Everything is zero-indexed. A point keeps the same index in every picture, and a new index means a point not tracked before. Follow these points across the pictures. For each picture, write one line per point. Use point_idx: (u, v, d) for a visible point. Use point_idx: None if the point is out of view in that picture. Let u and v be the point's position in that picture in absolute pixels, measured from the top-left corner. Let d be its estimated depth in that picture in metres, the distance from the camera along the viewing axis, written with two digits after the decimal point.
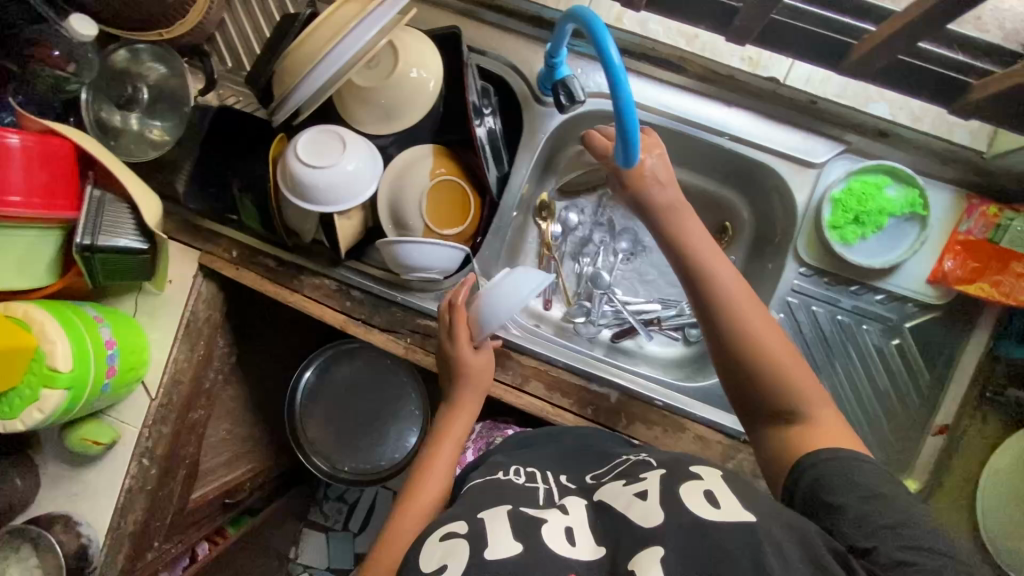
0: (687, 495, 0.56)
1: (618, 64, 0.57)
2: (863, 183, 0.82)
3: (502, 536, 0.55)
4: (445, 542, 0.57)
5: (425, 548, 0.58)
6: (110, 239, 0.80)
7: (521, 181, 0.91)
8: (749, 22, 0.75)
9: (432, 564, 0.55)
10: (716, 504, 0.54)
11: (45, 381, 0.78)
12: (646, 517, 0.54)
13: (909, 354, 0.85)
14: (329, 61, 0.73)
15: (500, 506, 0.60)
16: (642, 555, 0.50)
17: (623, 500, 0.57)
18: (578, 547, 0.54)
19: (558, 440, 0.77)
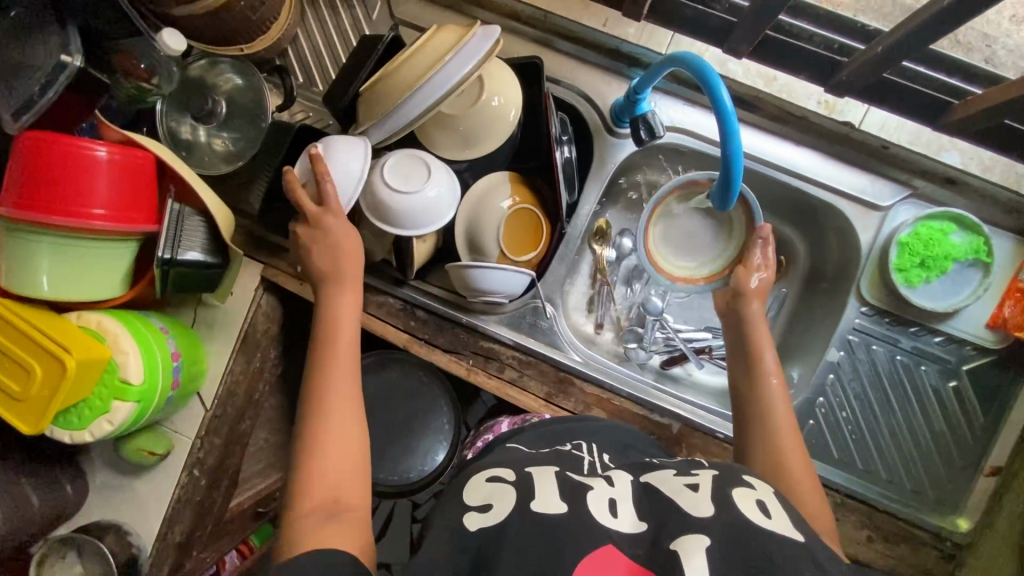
0: (740, 499, 0.55)
1: (729, 108, 0.62)
2: (929, 229, 0.84)
3: (551, 493, 0.57)
4: (492, 483, 0.60)
5: (469, 485, 0.62)
6: (187, 254, 0.80)
7: (589, 209, 0.92)
8: (853, 78, 0.78)
9: (478, 500, 0.58)
10: (768, 515, 0.53)
11: (117, 394, 0.78)
12: (697, 508, 0.53)
13: (965, 396, 0.87)
14: (431, 86, 0.74)
15: (547, 467, 0.63)
16: (688, 537, 0.50)
17: (673, 487, 0.58)
18: (620, 520, 0.54)
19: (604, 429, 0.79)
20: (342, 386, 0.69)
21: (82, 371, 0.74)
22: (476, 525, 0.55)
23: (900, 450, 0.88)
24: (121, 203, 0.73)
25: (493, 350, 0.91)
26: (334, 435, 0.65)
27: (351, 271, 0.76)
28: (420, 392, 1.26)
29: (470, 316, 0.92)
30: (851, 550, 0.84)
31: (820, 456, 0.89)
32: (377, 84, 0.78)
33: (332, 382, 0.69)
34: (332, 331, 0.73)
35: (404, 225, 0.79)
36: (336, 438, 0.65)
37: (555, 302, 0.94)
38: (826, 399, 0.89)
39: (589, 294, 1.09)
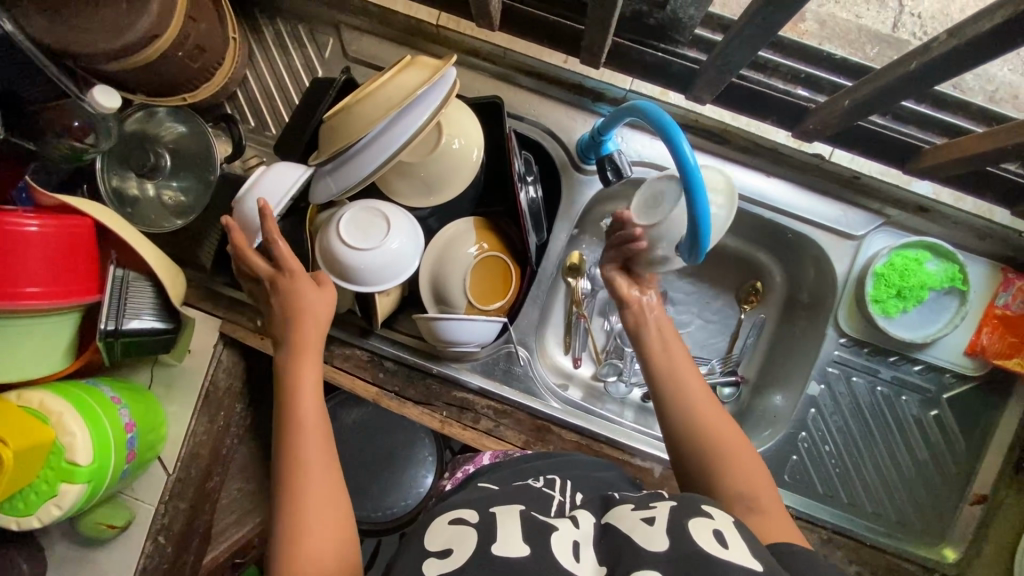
0: (697, 529, 0.51)
1: (692, 159, 0.60)
2: (904, 258, 0.83)
3: (511, 535, 0.53)
4: (453, 526, 0.57)
5: (429, 532, 0.57)
6: (133, 322, 0.75)
7: (560, 248, 0.89)
8: (822, 126, 0.77)
9: (437, 546, 0.54)
10: (726, 545, 0.50)
11: (64, 476, 0.73)
12: (652, 542, 0.50)
13: (946, 424, 0.86)
14: (394, 133, 0.70)
15: (512, 506, 0.59)
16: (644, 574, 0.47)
17: (631, 521, 0.53)
18: (580, 564, 0.50)
19: (583, 465, 0.76)
20: (313, 458, 0.63)
21: (24, 458, 0.69)
22: (434, 571, 0.51)
23: (885, 482, 0.87)
24: (55, 276, 0.68)
25: (467, 399, 0.88)
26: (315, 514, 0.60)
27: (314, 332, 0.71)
28: (402, 427, 1.20)
29: (440, 365, 0.89)
30: None
31: (806, 492, 0.87)
32: (330, 136, 0.72)
33: (303, 457, 0.63)
34: (297, 400, 0.67)
35: (365, 282, 0.75)
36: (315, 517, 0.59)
37: (528, 345, 0.90)
38: (808, 433, 0.88)
39: (565, 329, 1.07)
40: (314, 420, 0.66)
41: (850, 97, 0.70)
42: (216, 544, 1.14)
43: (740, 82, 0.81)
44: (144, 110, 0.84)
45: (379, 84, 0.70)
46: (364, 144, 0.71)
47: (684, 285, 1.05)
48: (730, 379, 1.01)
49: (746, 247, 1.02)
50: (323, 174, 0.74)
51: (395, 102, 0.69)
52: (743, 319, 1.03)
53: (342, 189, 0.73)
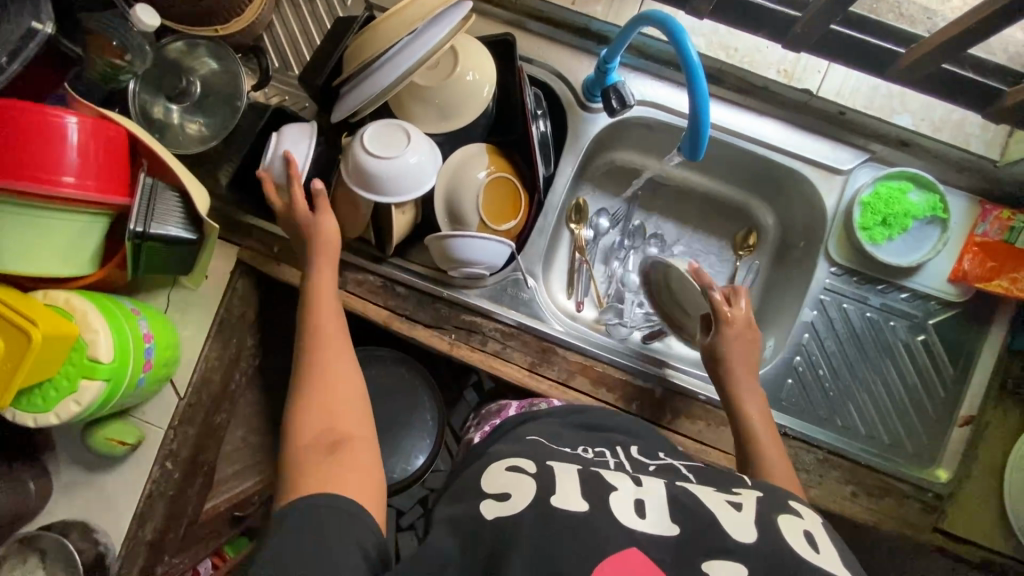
0: (786, 528, 0.54)
1: (696, 62, 0.65)
2: (888, 188, 0.88)
3: (574, 493, 0.57)
4: (514, 478, 0.61)
5: (489, 477, 0.62)
6: (162, 228, 0.79)
7: (566, 181, 0.95)
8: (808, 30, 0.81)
9: (494, 489, 0.60)
10: (816, 548, 0.52)
11: (85, 373, 0.75)
12: (739, 533, 0.52)
13: (933, 349, 0.90)
14: (409, 53, 0.76)
15: (569, 467, 0.63)
16: (720, 562, 0.50)
17: (715, 501, 0.57)
18: (649, 519, 0.54)
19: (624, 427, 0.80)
20: (347, 365, 0.72)
21: (49, 345, 0.71)
22: (492, 513, 0.56)
23: (877, 405, 0.90)
24: (90, 173, 0.72)
25: (475, 323, 0.91)
26: (343, 402, 0.67)
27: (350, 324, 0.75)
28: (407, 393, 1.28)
29: (450, 290, 0.92)
30: (837, 506, 0.86)
31: (802, 415, 0.90)
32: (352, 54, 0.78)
33: (336, 350, 0.73)
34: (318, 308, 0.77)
35: (383, 190, 0.79)
36: (345, 401, 0.67)
37: (535, 274, 0.94)
38: (803, 357, 0.91)
39: (571, 273, 1.10)
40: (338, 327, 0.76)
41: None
42: (216, 493, 1.14)
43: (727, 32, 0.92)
44: (183, 42, 0.89)
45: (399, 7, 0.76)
46: (383, 60, 0.77)
47: (680, 233, 1.12)
48: None
49: (740, 194, 1.07)
50: (346, 94, 0.80)
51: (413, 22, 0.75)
52: (738, 264, 1.08)
53: (362, 105, 0.79)
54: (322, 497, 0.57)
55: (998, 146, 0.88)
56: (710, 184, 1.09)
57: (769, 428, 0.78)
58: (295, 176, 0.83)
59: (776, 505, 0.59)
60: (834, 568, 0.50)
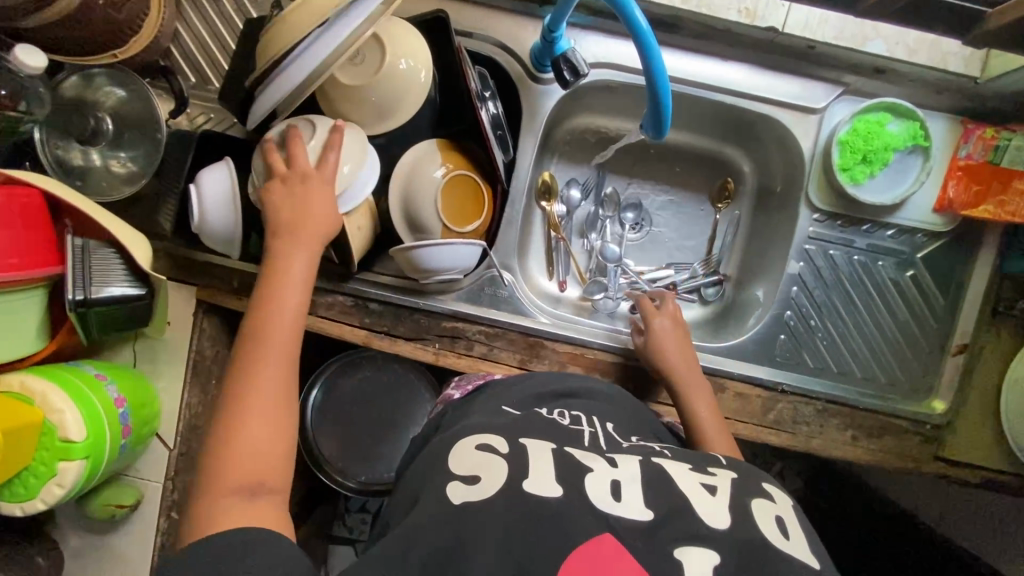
0: (756, 510, 0.57)
1: (645, 27, 0.58)
2: (866, 122, 0.84)
3: (546, 473, 0.58)
4: (481, 452, 0.61)
5: (457, 449, 0.63)
6: (105, 290, 0.73)
7: (529, 163, 0.89)
8: None
9: (463, 471, 0.59)
10: (785, 534, 0.55)
11: (60, 455, 0.72)
12: (714, 517, 0.55)
13: (923, 283, 0.88)
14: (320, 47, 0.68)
15: (544, 441, 0.64)
16: (703, 551, 0.52)
17: (689, 484, 0.59)
18: (626, 503, 0.56)
19: (601, 394, 0.80)
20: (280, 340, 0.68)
21: (14, 437, 0.68)
22: (459, 497, 0.56)
23: (871, 347, 0.90)
24: (9, 248, 0.66)
25: (458, 328, 0.88)
26: (256, 424, 0.62)
27: (305, 230, 0.71)
28: (402, 384, 1.21)
29: (426, 299, 0.88)
30: (837, 451, 0.88)
31: (797, 368, 0.90)
32: (262, 52, 0.71)
33: (260, 374, 0.65)
34: (279, 275, 0.71)
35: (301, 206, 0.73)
36: (257, 425, 0.62)
37: (512, 268, 0.90)
38: (794, 311, 0.90)
39: (549, 253, 1.06)
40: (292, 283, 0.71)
41: None
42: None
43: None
44: (77, 75, 0.80)
45: None
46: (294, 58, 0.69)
47: (656, 193, 1.07)
48: (713, 279, 1.05)
49: (714, 143, 1.03)
50: (261, 96, 0.72)
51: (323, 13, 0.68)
52: (718, 218, 1.05)
53: (287, 107, 0.74)
54: (239, 530, 0.55)
55: (978, 62, 0.84)
56: (681, 137, 1.03)
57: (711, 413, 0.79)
58: (230, 232, 0.78)
59: (749, 487, 0.61)
60: (801, 555, 0.54)
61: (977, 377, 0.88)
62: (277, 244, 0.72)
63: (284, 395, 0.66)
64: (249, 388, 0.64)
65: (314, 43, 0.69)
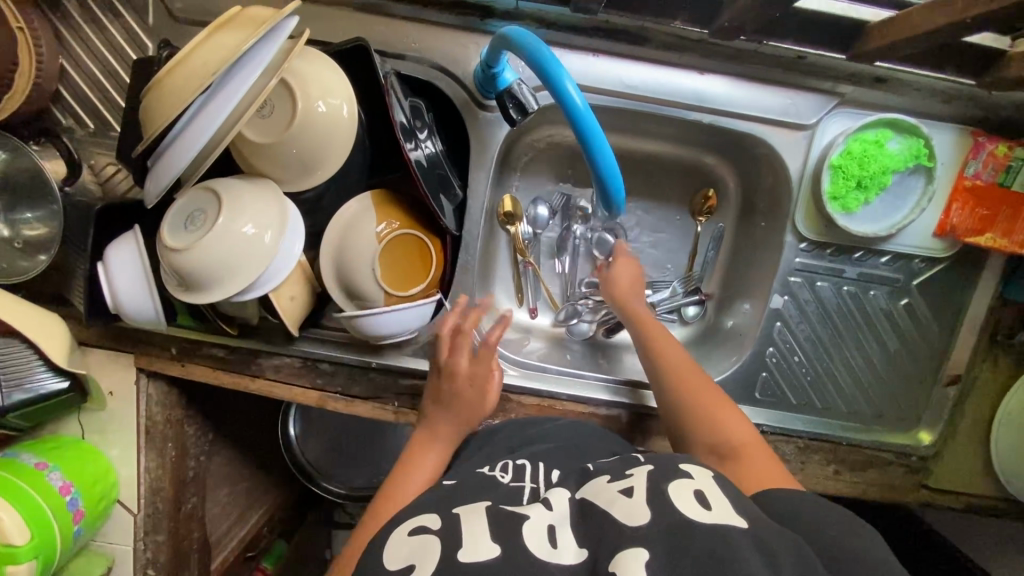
0: (675, 494, 0.48)
1: (581, 106, 0.50)
2: (862, 142, 0.74)
3: (479, 535, 0.48)
4: (416, 535, 0.50)
5: (391, 540, 0.51)
6: (17, 394, 0.69)
7: (481, 204, 0.78)
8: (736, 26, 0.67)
9: (399, 562, 0.48)
10: (708, 505, 0.47)
11: (6, 560, 0.70)
12: (630, 515, 0.46)
13: (916, 312, 0.82)
14: (213, 115, 0.57)
15: (478, 502, 0.53)
16: (626, 553, 0.43)
17: (605, 497, 0.50)
18: (561, 550, 0.47)
19: (565, 435, 0.69)
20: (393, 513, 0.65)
21: None
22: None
23: (857, 381, 0.84)
24: None
25: (417, 385, 0.82)
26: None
27: (469, 411, 0.72)
28: None
29: (380, 358, 0.82)
30: (819, 488, 0.82)
31: (779, 406, 0.83)
32: (144, 125, 0.59)
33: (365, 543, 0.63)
34: (420, 451, 0.71)
35: (219, 288, 0.65)
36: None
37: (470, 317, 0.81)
38: (776, 347, 0.83)
39: (516, 282, 0.96)
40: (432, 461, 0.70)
41: None
42: (222, 547, 1.13)
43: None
44: None
45: (189, 50, 0.57)
46: (183, 128, 0.58)
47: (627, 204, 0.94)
48: (695, 297, 0.92)
49: (692, 151, 0.89)
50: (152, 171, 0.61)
51: (206, 74, 0.56)
52: (700, 231, 0.93)
53: (189, 179, 0.63)
54: None
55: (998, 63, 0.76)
56: (654, 146, 0.89)
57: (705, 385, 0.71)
58: (150, 314, 0.71)
59: (666, 470, 0.52)
60: (733, 520, 0.46)
61: (969, 406, 0.83)
62: (436, 415, 0.73)
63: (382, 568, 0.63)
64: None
65: (203, 110, 0.57)
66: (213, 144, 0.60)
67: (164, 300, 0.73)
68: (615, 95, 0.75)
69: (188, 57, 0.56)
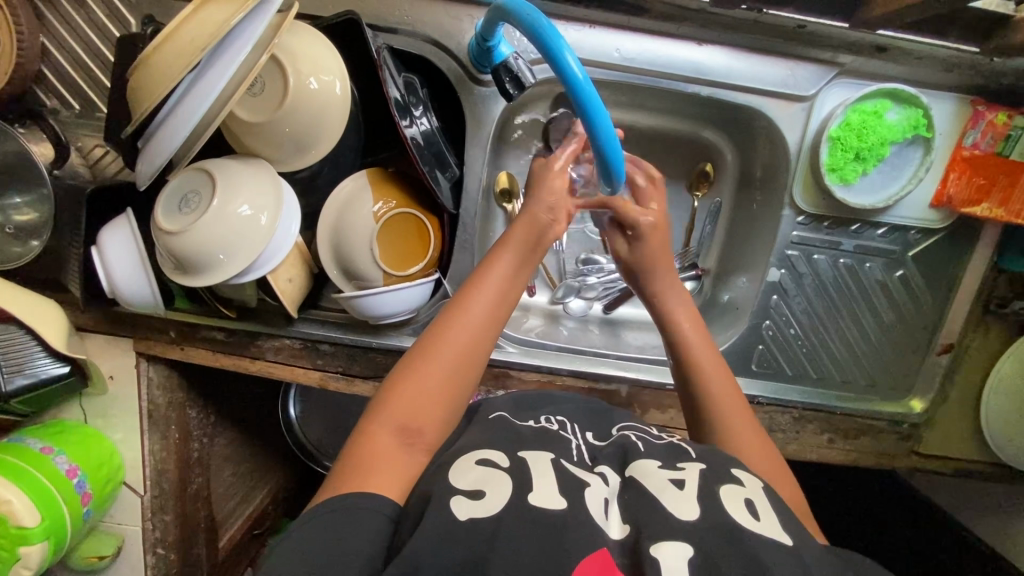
0: (727, 497, 0.49)
1: (581, 78, 0.48)
2: (861, 113, 0.74)
3: (546, 485, 0.48)
4: (480, 466, 0.51)
5: (455, 466, 0.51)
6: (18, 379, 0.69)
7: (478, 181, 0.78)
8: None
9: (466, 484, 0.49)
10: (757, 515, 0.47)
11: (18, 542, 0.71)
12: (681, 508, 0.47)
13: (911, 282, 0.83)
14: (204, 91, 0.56)
15: (542, 453, 0.54)
16: (667, 542, 0.44)
17: (656, 481, 0.50)
18: (609, 522, 0.47)
19: (575, 403, 0.70)
20: (468, 324, 0.60)
21: None
22: (466, 514, 0.46)
23: (852, 351, 0.85)
24: None
25: None
26: (405, 405, 0.56)
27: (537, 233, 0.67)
28: None
29: (380, 338, 0.82)
30: (814, 455, 0.84)
31: (776, 378, 0.85)
32: (133, 103, 0.57)
33: (435, 356, 0.58)
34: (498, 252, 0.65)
35: (216, 269, 0.64)
36: (404, 410, 0.56)
37: None
38: (773, 320, 0.84)
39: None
40: (506, 268, 0.64)
41: None
42: (229, 524, 1.16)
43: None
44: None
45: (177, 24, 0.55)
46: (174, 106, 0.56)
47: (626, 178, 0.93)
48: (691, 272, 0.92)
49: (690, 125, 0.88)
50: (143, 152, 0.60)
51: (194, 49, 0.54)
52: (697, 206, 0.92)
53: (182, 160, 0.62)
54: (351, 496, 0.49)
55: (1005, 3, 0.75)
56: (653, 119, 0.88)
57: (746, 416, 0.62)
58: (148, 297, 0.70)
59: (719, 473, 0.52)
60: (776, 534, 0.46)
61: (962, 374, 0.85)
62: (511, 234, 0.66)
63: (460, 374, 0.59)
64: (436, 362, 0.58)
65: (193, 89, 0.56)
66: (206, 123, 0.59)
67: (161, 283, 0.72)
68: (613, 64, 0.73)
69: (176, 32, 0.55)
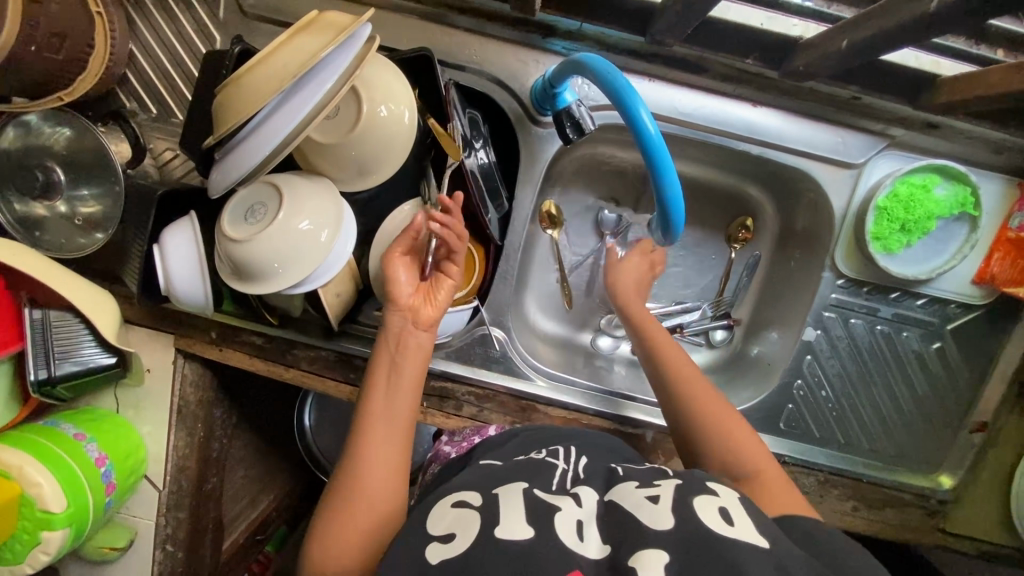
0: (700, 508, 0.47)
1: (654, 134, 0.52)
2: (909, 186, 0.75)
3: (515, 513, 0.47)
4: (458, 508, 0.50)
5: (433, 510, 0.51)
6: (67, 365, 0.71)
7: (526, 216, 0.80)
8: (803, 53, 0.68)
9: (441, 528, 0.48)
10: (731, 521, 0.46)
11: (42, 525, 0.72)
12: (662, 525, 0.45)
13: (948, 356, 0.83)
14: (287, 114, 0.59)
15: (515, 482, 0.53)
16: (644, 553, 0.42)
17: (631, 500, 0.48)
18: (585, 543, 0.45)
19: (605, 446, 0.68)
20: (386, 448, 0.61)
21: None
22: (438, 558, 0.46)
23: (882, 420, 0.84)
24: None
25: (445, 388, 0.82)
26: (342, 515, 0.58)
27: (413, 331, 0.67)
28: None
29: None
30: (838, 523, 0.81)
31: (804, 439, 0.84)
32: (217, 117, 0.61)
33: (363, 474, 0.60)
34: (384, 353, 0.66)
35: (271, 278, 0.66)
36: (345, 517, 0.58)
37: (505, 325, 0.83)
38: (804, 380, 0.83)
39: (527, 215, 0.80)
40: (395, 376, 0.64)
41: (849, 37, 0.62)
42: (234, 527, 1.14)
43: (716, 16, 0.71)
44: (15, 122, 0.73)
45: (270, 49, 0.58)
46: (255, 125, 0.60)
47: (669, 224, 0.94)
48: (723, 322, 0.92)
49: (736, 180, 0.90)
50: (218, 163, 0.63)
51: (284, 74, 0.57)
52: (734, 258, 0.93)
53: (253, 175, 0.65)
54: None
55: None
56: (699, 172, 0.90)
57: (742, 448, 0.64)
58: (199, 298, 0.72)
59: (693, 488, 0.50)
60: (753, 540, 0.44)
61: (996, 454, 0.83)
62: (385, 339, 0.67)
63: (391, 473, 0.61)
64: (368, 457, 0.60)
65: (275, 111, 0.59)
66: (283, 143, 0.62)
67: (213, 287, 0.75)
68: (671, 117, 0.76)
69: (267, 57, 0.58)
